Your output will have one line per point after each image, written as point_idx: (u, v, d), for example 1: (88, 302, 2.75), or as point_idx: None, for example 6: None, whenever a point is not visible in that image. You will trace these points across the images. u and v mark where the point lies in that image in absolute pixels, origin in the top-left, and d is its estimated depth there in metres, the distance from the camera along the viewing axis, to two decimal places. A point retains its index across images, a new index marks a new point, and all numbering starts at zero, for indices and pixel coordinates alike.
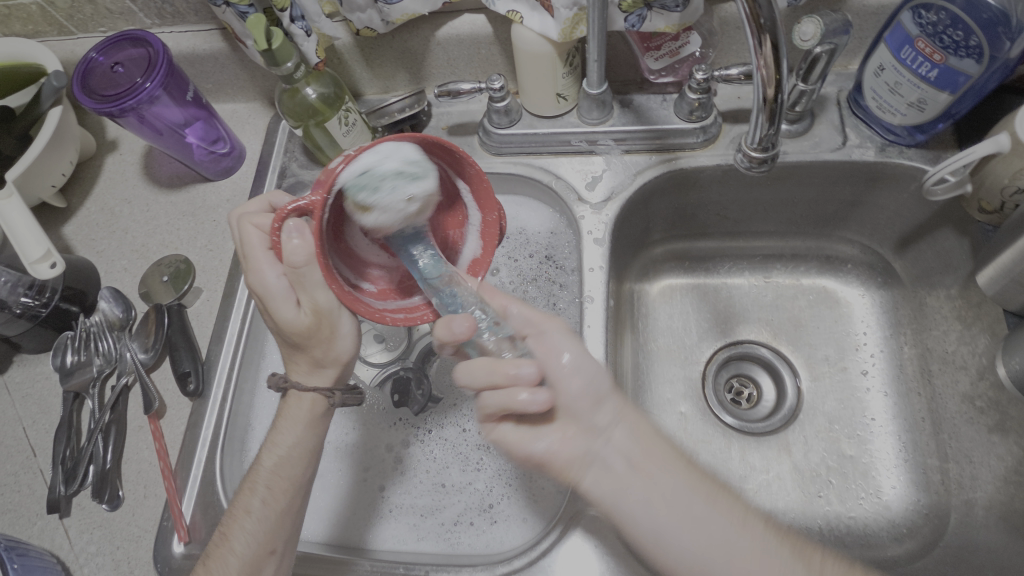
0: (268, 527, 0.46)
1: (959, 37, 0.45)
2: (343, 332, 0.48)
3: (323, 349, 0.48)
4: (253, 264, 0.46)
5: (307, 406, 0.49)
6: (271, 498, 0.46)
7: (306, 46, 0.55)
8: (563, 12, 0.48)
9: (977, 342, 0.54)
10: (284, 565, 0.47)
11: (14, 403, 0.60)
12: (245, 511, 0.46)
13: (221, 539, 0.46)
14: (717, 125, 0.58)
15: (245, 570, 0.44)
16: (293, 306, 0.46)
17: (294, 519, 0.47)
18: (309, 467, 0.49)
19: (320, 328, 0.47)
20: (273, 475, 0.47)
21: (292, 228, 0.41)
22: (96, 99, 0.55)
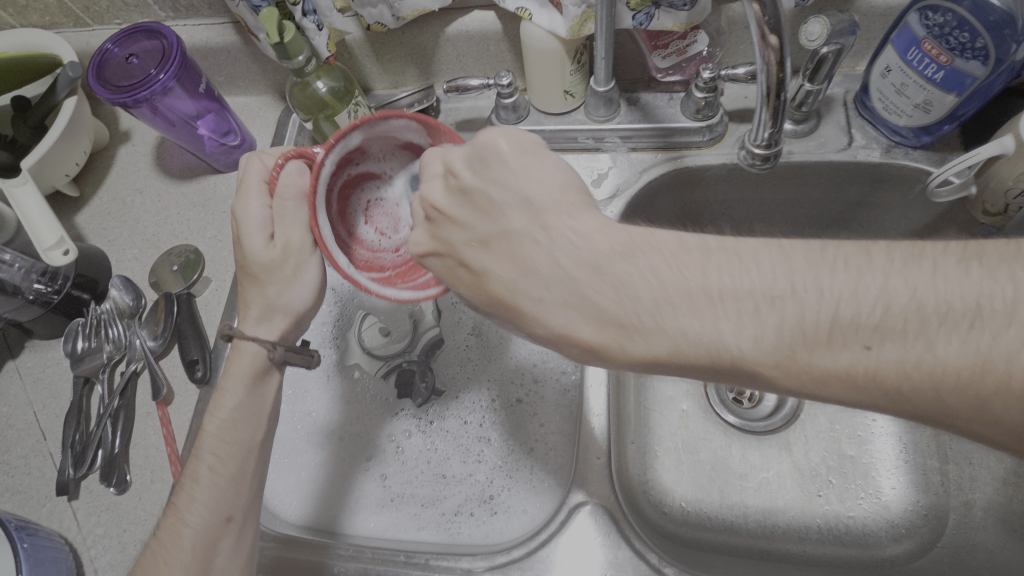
0: (218, 495, 0.45)
1: (965, 39, 0.45)
2: (306, 279, 0.47)
3: (278, 291, 0.47)
4: (244, 192, 0.46)
5: (250, 359, 0.47)
6: (219, 466, 0.45)
7: (318, 40, 0.56)
8: (572, 10, 0.49)
9: None
10: (242, 535, 0.46)
11: (25, 387, 0.61)
12: (193, 481, 0.45)
13: (171, 509, 0.45)
14: (724, 125, 0.58)
15: (200, 542, 0.43)
16: (264, 238, 0.46)
17: (246, 485, 0.46)
18: (256, 430, 0.47)
19: (286, 265, 0.46)
20: (218, 441, 0.46)
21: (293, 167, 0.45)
22: (110, 89, 0.56)
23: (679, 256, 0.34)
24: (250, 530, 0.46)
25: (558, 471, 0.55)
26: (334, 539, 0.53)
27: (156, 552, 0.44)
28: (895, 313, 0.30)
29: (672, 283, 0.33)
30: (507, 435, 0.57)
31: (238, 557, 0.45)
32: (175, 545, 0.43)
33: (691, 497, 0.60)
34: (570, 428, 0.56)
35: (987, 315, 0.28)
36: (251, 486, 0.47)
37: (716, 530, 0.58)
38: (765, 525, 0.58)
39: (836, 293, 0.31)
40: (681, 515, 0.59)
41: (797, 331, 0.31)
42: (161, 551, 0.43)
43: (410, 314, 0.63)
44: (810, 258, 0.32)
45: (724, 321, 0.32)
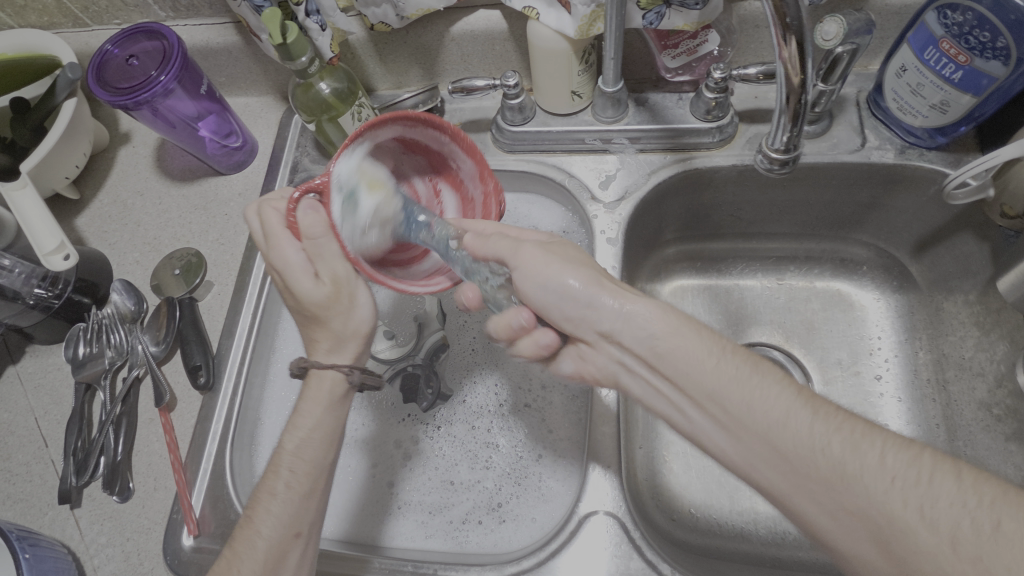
0: (290, 511, 0.43)
1: (986, 39, 0.43)
2: (362, 302, 0.46)
3: (341, 320, 0.45)
4: (274, 240, 0.44)
5: (327, 385, 0.46)
6: (295, 482, 0.44)
7: (321, 40, 0.55)
8: (581, 9, 0.48)
9: (996, 349, 0.54)
10: (307, 556, 0.44)
11: (26, 393, 0.61)
12: (270, 494, 0.44)
13: (246, 521, 0.44)
14: (734, 125, 0.57)
15: (270, 555, 0.42)
16: (311, 279, 0.44)
17: (319, 502, 0.45)
18: (332, 449, 0.46)
19: (338, 300, 0.44)
20: (295, 458, 0.45)
21: (304, 207, 0.42)
22: (110, 91, 0.55)
23: (704, 368, 0.37)
24: (315, 546, 0.45)
25: (568, 479, 0.54)
26: (343, 548, 0.52)
27: (226, 564, 0.43)
28: (834, 469, 0.33)
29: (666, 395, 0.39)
30: (515, 442, 0.56)
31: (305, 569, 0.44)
32: (246, 554, 0.42)
33: (700, 503, 0.59)
34: (579, 434, 0.56)
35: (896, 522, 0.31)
36: (319, 502, 0.45)
37: (727, 537, 0.57)
38: (775, 532, 0.57)
39: (783, 439, 0.35)
40: (690, 522, 0.58)
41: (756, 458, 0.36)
42: (229, 561, 0.43)
43: (414, 318, 0.62)
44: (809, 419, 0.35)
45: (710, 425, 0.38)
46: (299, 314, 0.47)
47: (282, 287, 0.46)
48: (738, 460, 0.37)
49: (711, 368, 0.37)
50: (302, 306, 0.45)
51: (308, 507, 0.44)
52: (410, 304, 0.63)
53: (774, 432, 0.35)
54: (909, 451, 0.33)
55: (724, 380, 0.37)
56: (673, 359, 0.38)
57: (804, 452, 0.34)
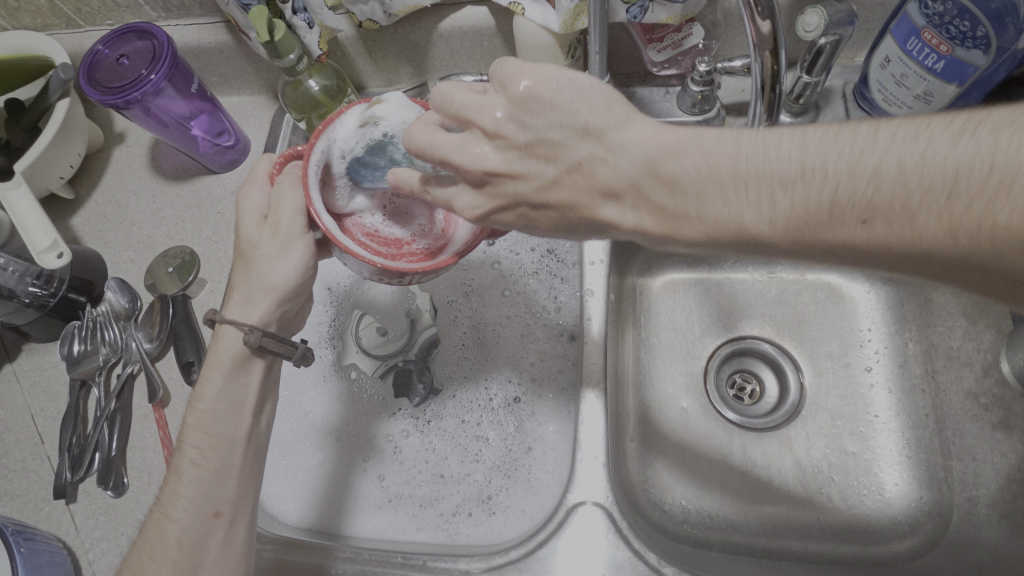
0: (199, 490, 0.44)
1: (966, 28, 0.44)
2: (294, 252, 0.44)
3: (263, 264, 0.44)
4: (249, 183, 0.46)
5: (235, 344, 0.46)
6: (201, 459, 0.45)
7: (309, 38, 0.55)
8: (564, 3, 0.48)
9: (983, 338, 0.56)
10: (235, 530, 0.45)
11: (23, 391, 0.61)
12: (176, 474, 0.44)
13: (162, 502, 0.45)
14: (720, 118, 0.57)
15: (186, 536, 0.43)
16: (257, 218, 0.44)
17: (230, 479, 0.45)
18: (241, 423, 0.46)
19: (274, 240, 0.43)
20: (199, 434, 0.45)
21: (293, 164, 0.44)
22: (101, 90, 0.55)
23: (714, 149, 0.32)
24: (244, 527, 0.46)
25: (556, 471, 0.54)
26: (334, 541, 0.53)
27: (141, 546, 0.44)
28: (888, 183, 0.28)
29: (706, 172, 0.32)
30: (505, 435, 0.57)
31: (231, 551, 0.44)
32: (160, 535, 0.43)
33: (691, 495, 0.59)
34: (568, 427, 0.56)
35: (968, 181, 0.27)
36: (238, 479, 0.46)
37: (716, 528, 0.58)
38: (766, 523, 0.58)
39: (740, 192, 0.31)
40: (681, 514, 0.59)
41: (806, 210, 0.30)
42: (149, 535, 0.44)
43: (407, 314, 0.63)
44: (825, 138, 0.30)
45: (746, 204, 0.31)
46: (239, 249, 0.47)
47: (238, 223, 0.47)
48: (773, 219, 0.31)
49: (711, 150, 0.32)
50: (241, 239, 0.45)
51: (213, 483, 0.45)
52: (401, 298, 0.64)
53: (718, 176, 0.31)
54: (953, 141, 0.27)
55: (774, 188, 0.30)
56: (685, 157, 0.32)
57: (821, 172, 0.30)
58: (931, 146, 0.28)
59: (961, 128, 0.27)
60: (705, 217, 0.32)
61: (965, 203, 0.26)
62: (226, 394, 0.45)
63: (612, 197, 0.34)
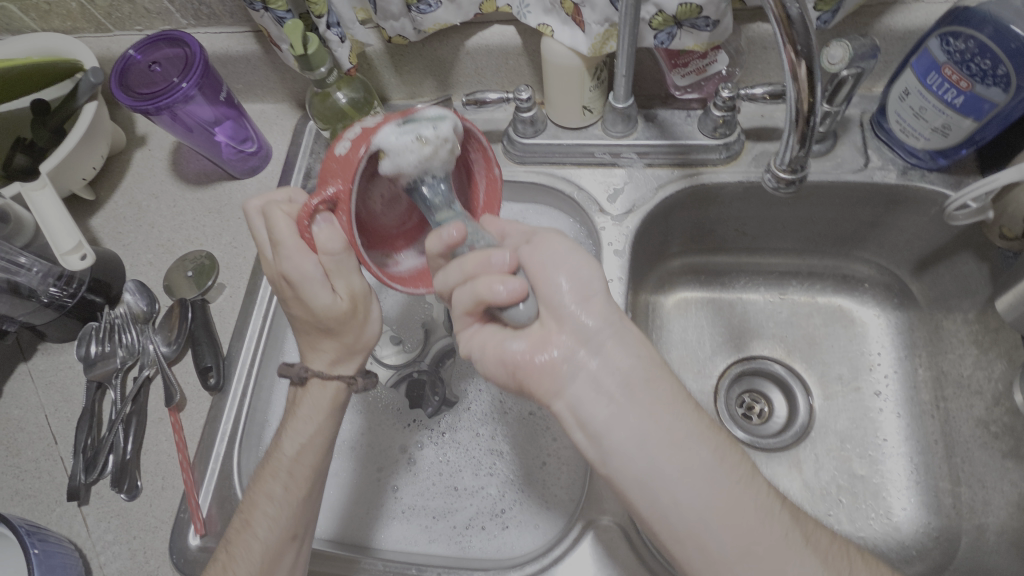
0: (289, 513, 0.45)
1: (987, 66, 0.45)
2: (372, 316, 0.48)
3: (355, 335, 0.48)
4: (284, 249, 0.43)
5: (330, 394, 0.49)
6: (294, 486, 0.46)
7: (340, 51, 0.56)
8: (595, 28, 0.49)
9: (994, 367, 0.54)
10: (301, 559, 0.46)
11: (38, 390, 0.61)
12: (268, 496, 0.46)
13: (243, 524, 0.45)
14: (740, 143, 0.58)
15: (267, 555, 0.43)
16: (329, 292, 0.45)
17: (314, 505, 0.47)
18: (330, 453, 0.49)
19: (355, 312, 0.47)
20: (295, 462, 0.47)
21: (321, 220, 0.41)
22: (132, 95, 0.56)
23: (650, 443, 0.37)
24: (308, 548, 0.47)
25: (570, 486, 0.54)
26: (349, 550, 0.53)
27: (225, 564, 0.44)
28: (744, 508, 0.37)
29: (640, 455, 0.36)
30: (519, 448, 0.57)
31: None
32: (244, 553, 0.44)
33: None
34: None
35: None
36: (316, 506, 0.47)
37: None
38: None
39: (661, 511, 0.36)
40: None
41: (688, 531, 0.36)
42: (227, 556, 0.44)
43: (422, 323, 0.64)
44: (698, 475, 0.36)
45: (656, 458, 0.36)
46: (299, 321, 0.48)
47: (292, 295, 0.46)
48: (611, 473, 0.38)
49: (663, 457, 0.36)
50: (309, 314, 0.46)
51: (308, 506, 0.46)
52: (417, 308, 0.64)
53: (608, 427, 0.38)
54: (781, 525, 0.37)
55: (664, 473, 0.36)
56: (618, 440, 0.37)
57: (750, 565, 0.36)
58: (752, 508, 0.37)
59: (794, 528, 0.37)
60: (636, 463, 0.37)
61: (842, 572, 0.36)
62: (322, 427, 0.48)
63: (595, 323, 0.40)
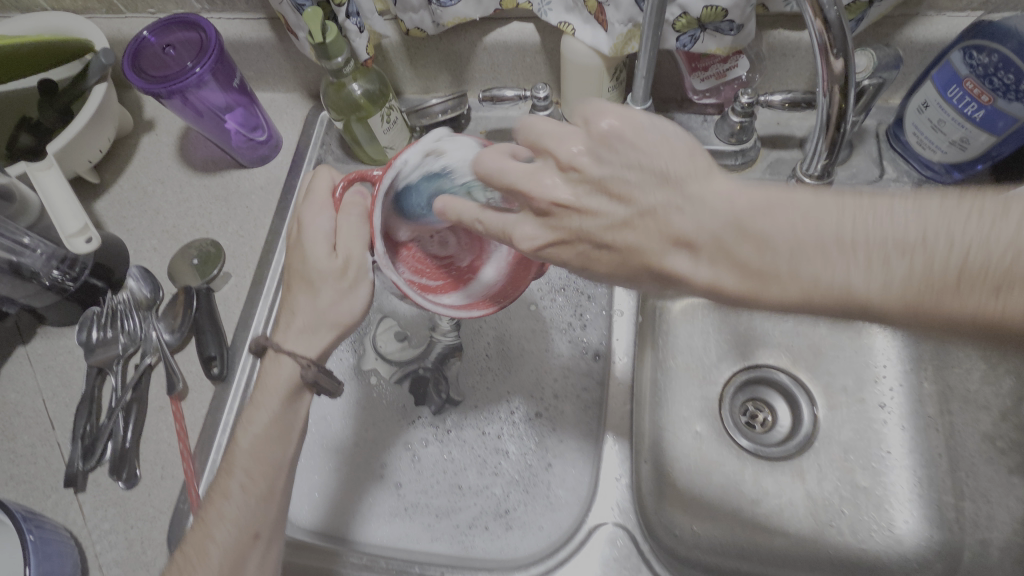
0: (246, 512, 0.43)
1: (1010, 80, 0.45)
2: (361, 293, 0.47)
3: (331, 300, 0.46)
4: (307, 205, 0.47)
5: (284, 372, 0.46)
6: (249, 483, 0.44)
7: (358, 41, 0.55)
8: (617, 28, 0.49)
9: (1002, 383, 0.55)
10: (267, 557, 0.44)
11: (35, 374, 0.60)
12: (223, 496, 0.43)
13: (200, 524, 0.43)
14: (756, 149, 0.58)
15: (227, 561, 0.42)
16: (326, 249, 0.45)
17: (275, 503, 0.45)
18: (287, 448, 0.46)
19: (343, 279, 0.46)
20: (251, 457, 0.44)
21: (356, 190, 0.47)
22: (145, 78, 0.55)
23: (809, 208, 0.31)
24: (274, 549, 0.45)
25: (575, 489, 0.54)
26: (333, 544, 0.53)
27: (181, 568, 0.42)
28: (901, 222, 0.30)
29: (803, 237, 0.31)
30: (525, 449, 0.56)
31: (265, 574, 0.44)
32: (201, 558, 0.42)
33: (703, 520, 0.60)
34: (589, 445, 0.56)
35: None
36: (279, 502, 0.45)
37: (727, 556, 0.58)
38: (776, 553, 0.58)
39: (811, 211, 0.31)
40: (693, 538, 0.59)
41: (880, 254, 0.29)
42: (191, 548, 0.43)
43: (431, 324, 0.63)
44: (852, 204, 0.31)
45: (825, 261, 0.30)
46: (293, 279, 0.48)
47: (296, 250, 0.47)
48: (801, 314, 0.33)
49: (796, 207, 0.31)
50: (302, 272, 0.46)
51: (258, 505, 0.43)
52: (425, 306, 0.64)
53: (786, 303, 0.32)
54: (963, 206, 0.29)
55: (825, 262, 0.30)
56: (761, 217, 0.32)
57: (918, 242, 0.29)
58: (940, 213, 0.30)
59: (986, 210, 0.28)
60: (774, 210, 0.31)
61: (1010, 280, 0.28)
62: (277, 415, 0.45)
63: (685, 247, 0.33)
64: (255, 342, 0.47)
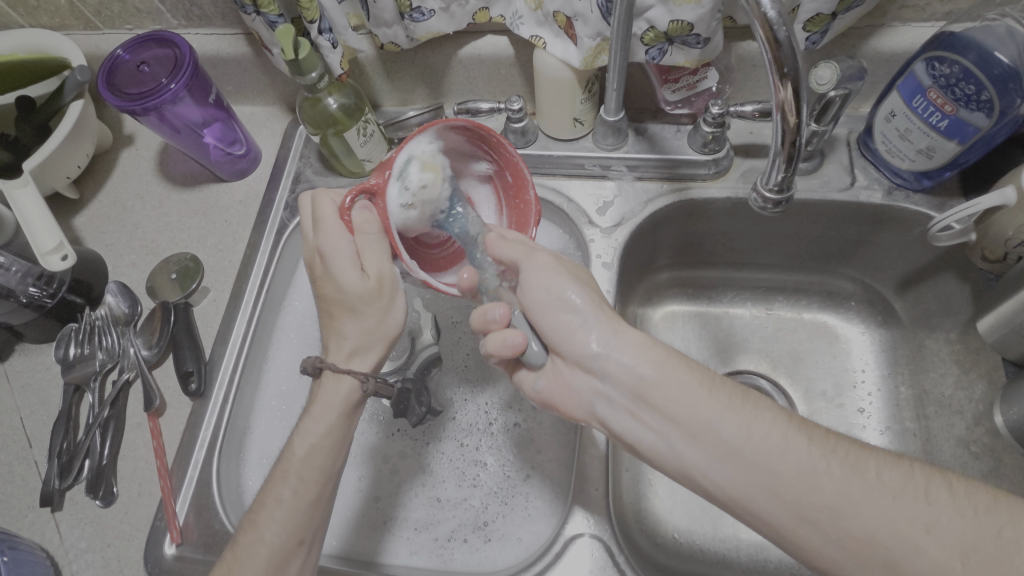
0: (294, 520, 0.44)
1: (971, 91, 0.46)
2: (400, 304, 0.46)
3: (376, 318, 0.46)
4: (325, 230, 0.45)
5: (341, 387, 0.46)
6: (302, 489, 0.44)
7: (332, 57, 0.56)
8: (587, 42, 0.49)
9: (975, 389, 0.55)
10: (311, 558, 0.45)
11: (13, 392, 0.60)
12: (275, 499, 0.44)
13: (249, 525, 0.44)
14: (729, 159, 0.59)
15: (273, 562, 0.42)
16: (358, 272, 0.44)
17: (325, 509, 0.45)
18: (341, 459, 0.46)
19: (380, 296, 0.45)
20: (304, 464, 0.45)
21: (360, 207, 0.43)
22: (119, 96, 0.55)
23: (715, 417, 0.37)
24: (316, 551, 0.46)
25: (554, 499, 0.54)
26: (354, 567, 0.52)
27: (230, 567, 0.43)
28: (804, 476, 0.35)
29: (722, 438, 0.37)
30: (504, 460, 0.57)
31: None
32: (249, 557, 0.43)
33: (684, 528, 0.60)
34: (566, 454, 0.56)
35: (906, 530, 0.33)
36: (325, 509, 0.46)
37: (708, 563, 0.58)
38: (757, 560, 0.58)
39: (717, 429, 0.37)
40: (674, 547, 0.59)
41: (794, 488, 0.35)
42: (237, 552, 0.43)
43: (408, 332, 0.61)
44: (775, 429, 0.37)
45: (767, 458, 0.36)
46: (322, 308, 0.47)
47: (322, 272, 0.46)
48: (742, 497, 0.36)
49: (701, 396, 0.38)
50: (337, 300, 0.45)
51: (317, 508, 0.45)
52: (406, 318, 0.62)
53: (724, 466, 0.37)
54: (901, 469, 0.36)
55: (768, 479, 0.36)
56: (658, 392, 0.38)
57: (815, 487, 0.35)
58: (880, 492, 0.35)
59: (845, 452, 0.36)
60: (697, 423, 0.37)
61: (923, 535, 0.33)
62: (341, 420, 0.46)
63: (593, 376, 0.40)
64: (306, 365, 0.47)
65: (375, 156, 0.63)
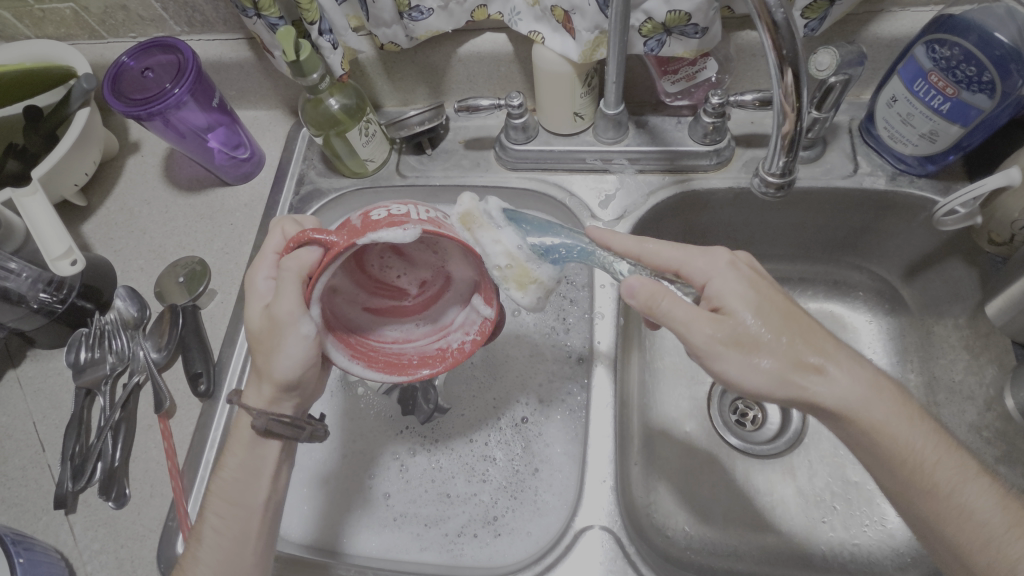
0: (221, 555, 0.45)
1: (972, 73, 0.45)
2: (290, 352, 0.43)
3: (264, 357, 0.45)
4: (259, 263, 0.49)
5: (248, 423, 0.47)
6: (223, 526, 0.45)
7: (332, 58, 0.56)
8: (585, 35, 0.50)
9: (985, 373, 0.55)
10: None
11: (25, 397, 0.61)
12: (199, 541, 0.46)
13: (181, 570, 0.45)
14: (731, 149, 0.59)
15: None
16: (261, 310, 0.46)
17: (254, 545, 0.46)
18: (262, 489, 0.47)
19: (269, 335, 0.44)
20: (225, 500, 0.46)
21: (308, 250, 0.41)
22: (124, 102, 0.56)
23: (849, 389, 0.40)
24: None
25: (563, 493, 0.54)
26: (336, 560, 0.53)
27: None
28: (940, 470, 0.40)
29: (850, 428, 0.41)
30: (512, 455, 0.57)
31: None
32: None
33: (695, 521, 0.59)
34: (575, 448, 0.56)
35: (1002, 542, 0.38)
36: (258, 545, 0.46)
37: (720, 556, 0.58)
38: (769, 553, 0.58)
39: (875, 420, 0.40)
40: (685, 540, 0.58)
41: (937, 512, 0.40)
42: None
43: None
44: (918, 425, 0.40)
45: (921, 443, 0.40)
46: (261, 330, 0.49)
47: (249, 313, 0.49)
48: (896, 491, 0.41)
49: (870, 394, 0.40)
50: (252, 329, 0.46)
51: (241, 545, 0.45)
52: None
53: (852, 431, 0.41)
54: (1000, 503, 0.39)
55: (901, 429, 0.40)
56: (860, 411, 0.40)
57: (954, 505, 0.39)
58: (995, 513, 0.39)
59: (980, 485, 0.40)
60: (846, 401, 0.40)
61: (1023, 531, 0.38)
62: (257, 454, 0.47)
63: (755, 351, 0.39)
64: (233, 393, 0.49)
65: (377, 156, 0.64)
